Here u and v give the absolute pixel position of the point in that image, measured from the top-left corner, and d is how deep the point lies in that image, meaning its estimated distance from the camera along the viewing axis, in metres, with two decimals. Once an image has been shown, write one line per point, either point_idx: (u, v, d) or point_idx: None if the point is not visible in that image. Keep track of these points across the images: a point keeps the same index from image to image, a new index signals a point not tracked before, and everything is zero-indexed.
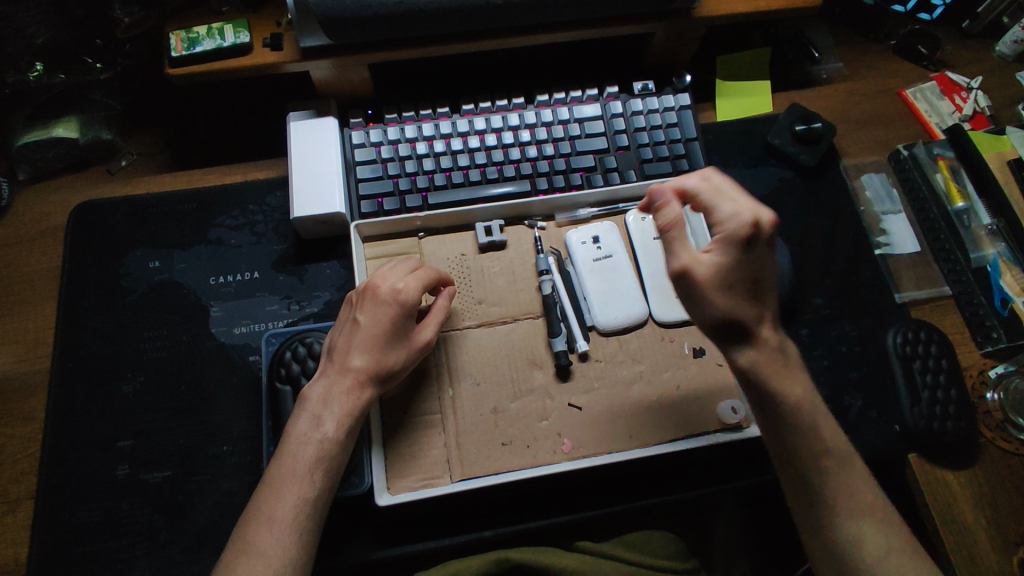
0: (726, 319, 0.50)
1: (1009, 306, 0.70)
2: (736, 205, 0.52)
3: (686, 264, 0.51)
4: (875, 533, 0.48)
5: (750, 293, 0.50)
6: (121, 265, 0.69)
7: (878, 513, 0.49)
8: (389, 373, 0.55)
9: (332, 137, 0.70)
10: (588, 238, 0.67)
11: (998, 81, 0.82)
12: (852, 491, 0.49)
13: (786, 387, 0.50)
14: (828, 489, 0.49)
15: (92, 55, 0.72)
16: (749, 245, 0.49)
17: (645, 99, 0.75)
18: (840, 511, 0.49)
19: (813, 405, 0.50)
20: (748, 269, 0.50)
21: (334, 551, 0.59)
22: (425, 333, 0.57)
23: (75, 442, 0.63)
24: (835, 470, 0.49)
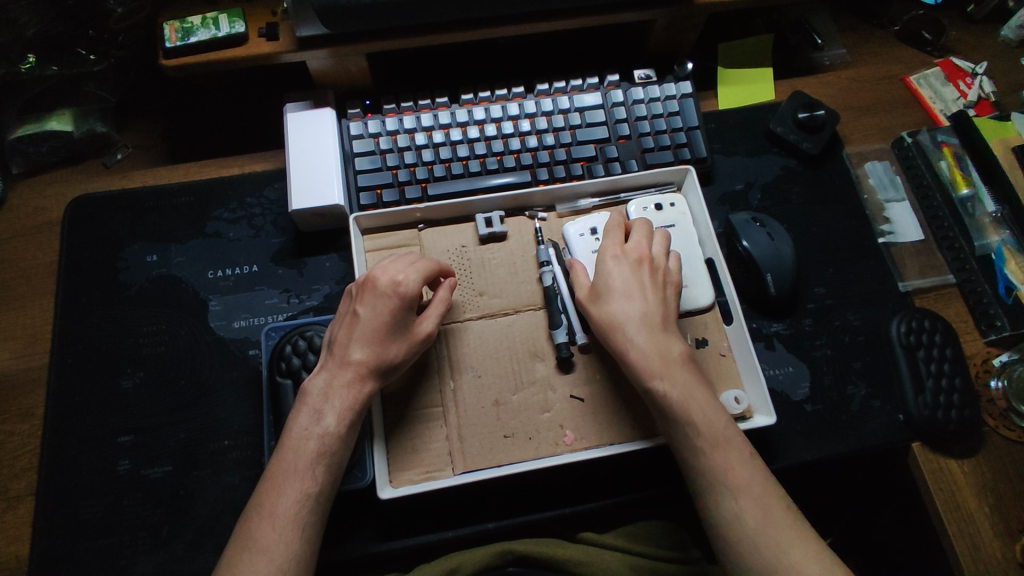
0: (604, 326, 0.56)
1: (1013, 294, 0.70)
2: (636, 239, 0.61)
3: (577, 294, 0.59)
4: (752, 509, 0.50)
5: (623, 301, 0.57)
6: (118, 260, 0.69)
7: (755, 490, 0.51)
8: (391, 366, 0.55)
9: (329, 128, 0.69)
10: (586, 229, 0.66)
11: (1003, 67, 0.81)
12: (728, 470, 0.52)
13: (660, 381, 0.54)
14: (705, 468, 0.52)
15: (84, 47, 0.71)
16: (628, 266, 0.59)
17: (646, 88, 0.74)
18: (718, 487, 0.52)
19: (687, 397, 0.54)
20: (627, 287, 0.57)
21: (337, 545, 0.59)
22: (427, 325, 0.57)
23: (75, 438, 0.62)
24: (709, 452, 0.52)
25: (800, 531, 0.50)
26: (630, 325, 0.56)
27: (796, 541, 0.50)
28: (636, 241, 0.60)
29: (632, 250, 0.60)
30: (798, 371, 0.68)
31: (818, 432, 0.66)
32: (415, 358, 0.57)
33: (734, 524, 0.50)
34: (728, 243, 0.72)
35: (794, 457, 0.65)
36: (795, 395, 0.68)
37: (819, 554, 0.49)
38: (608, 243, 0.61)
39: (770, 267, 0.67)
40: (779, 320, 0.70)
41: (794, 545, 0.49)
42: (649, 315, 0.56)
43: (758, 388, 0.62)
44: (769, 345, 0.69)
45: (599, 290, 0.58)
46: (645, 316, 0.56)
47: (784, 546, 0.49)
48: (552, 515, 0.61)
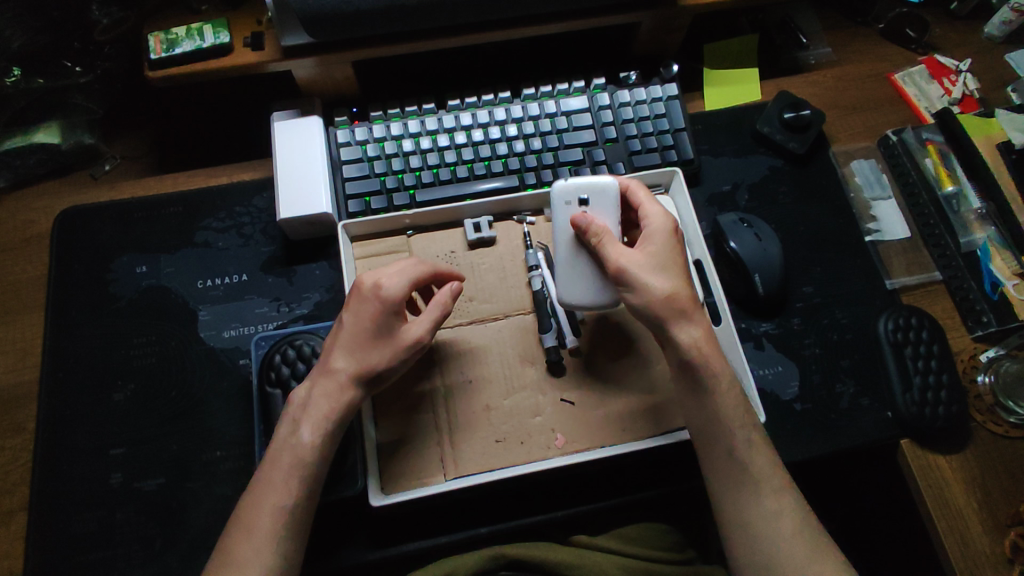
0: (659, 305, 0.54)
1: (999, 291, 0.70)
2: (656, 209, 0.59)
3: (622, 264, 0.55)
4: (788, 512, 0.53)
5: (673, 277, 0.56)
6: (107, 272, 0.69)
7: (784, 494, 0.53)
8: (377, 372, 0.54)
9: (317, 136, 0.69)
10: (574, 199, 0.60)
11: (987, 63, 0.82)
12: (761, 463, 0.54)
13: (713, 368, 0.54)
14: (749, 466, 0.54)
15: (71, 59, 0.70)
16: (660, 236, 0.57)
17: (632, 90, 0.74)
18: (756, 485, 0.53)
19: (730, 386, 0.55)
20: (669, 262, 0.56)
21: (331, 553, 0.60)
22: (418, 330, 0.55)
23: (67, 452, 0.62)
24: (752, 445, 0.54)
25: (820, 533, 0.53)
26: (687, 303, 0.54)
27: (818, 549, 0.52)
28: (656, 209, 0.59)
29: (656, 219, 0.58)
30: (788, 371, 0.69)
31: (808, 431, 0.67)
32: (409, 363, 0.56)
33: (773, 524, 0.52)
34: (716, 244, 0.72)
35: (784, 456, 0.65)
36: (785, 394, 0.68)
37: (841, 561, 0.52)
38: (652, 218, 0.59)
39: (758, 268, 0.68)
40: (767, 320, 0.71)
41: (817, 551, 0.52)
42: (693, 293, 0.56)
43: (746, 388, 0.62)
44: (758, 345, 0.70)
45: (641, 262, 0.55)
46: (691, 293, 0.56)
47: (811, 552, 0.51)
48: (544, 518, 0.62)
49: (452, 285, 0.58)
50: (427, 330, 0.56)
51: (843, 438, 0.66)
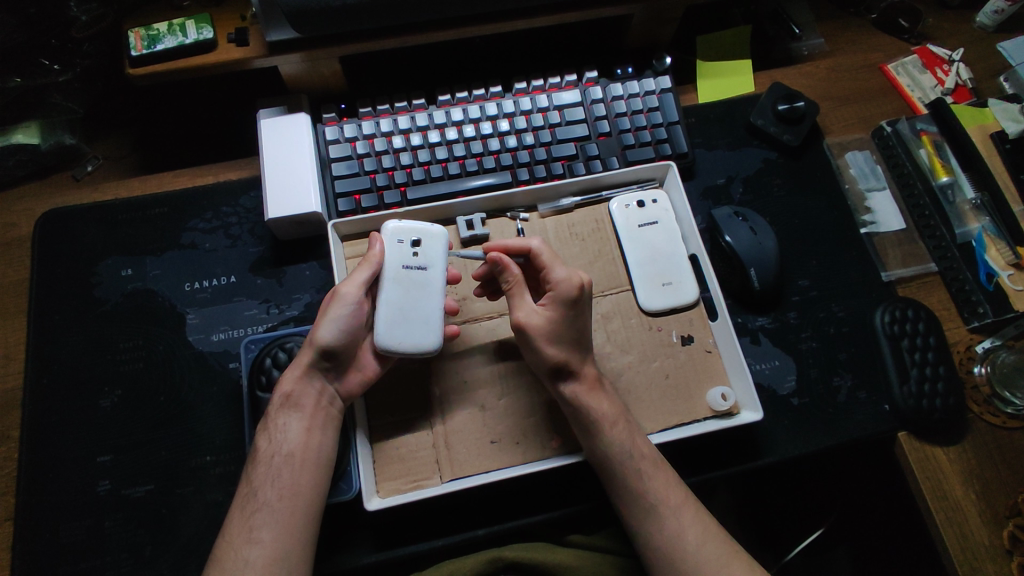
0: (547, 367, 0.56)
1: (995, 281, 0.70)
2: (563, 271, 0.57)
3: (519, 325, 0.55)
4: (694, 526, 0.54)
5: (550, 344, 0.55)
6: (91, 275, 0.67)
7: (692, 505, 0.55)
8: (325, 337, 0.55)
9: (304, 133, 0.67)
10: (407, 239, 0.58)
11: (979, 52, 0.81)
12: (667, 489, 0.55)
13: (598, 408, 0.56)
14: (650, 491, 0.54)
15: (48, 56, 0.68)
16: (564, 303, 0.56)
17: (624, 84, 0.73)
18: (661, 509, 0.54)
19: (623, 423, 0.56)
20: (557, 329, 0.56)
21: (327, 557, 0.59)
22: (346, 283, 0.56)
23: (52, 460, 0.61)
24: (651, 472, 0.55)
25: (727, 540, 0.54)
26: (544, 372, 0.56)
27: (727, 554, 0.53)
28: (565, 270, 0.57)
29: (560, 284, 0.56)
30: (785, 365, 0.68)
31: (805, 424, 0.66)
32: (355, 318, 0.56)
33: (681, 541, 0.53)
34: (712, 238, 0.71)
35: (782, 451, 0.65)
36: (782, 388, 0.68)
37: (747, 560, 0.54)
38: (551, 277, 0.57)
39: (754, 262, 0.67)
40: (763, 314, 0.70)
41: (728, 554, 0.53)
42: (565, 357, 0.56)
43: (744, 383, 0.61)
44: (754, 340, 0.69)
45: (539, 325, 0.55)
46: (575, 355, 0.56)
47: (722, 558, 0.53)
48: (543, 518, 0.61)
49: (376, 237, 0.58)
50: (359, 285, 0.56)
51: (841, 432, 0.66)
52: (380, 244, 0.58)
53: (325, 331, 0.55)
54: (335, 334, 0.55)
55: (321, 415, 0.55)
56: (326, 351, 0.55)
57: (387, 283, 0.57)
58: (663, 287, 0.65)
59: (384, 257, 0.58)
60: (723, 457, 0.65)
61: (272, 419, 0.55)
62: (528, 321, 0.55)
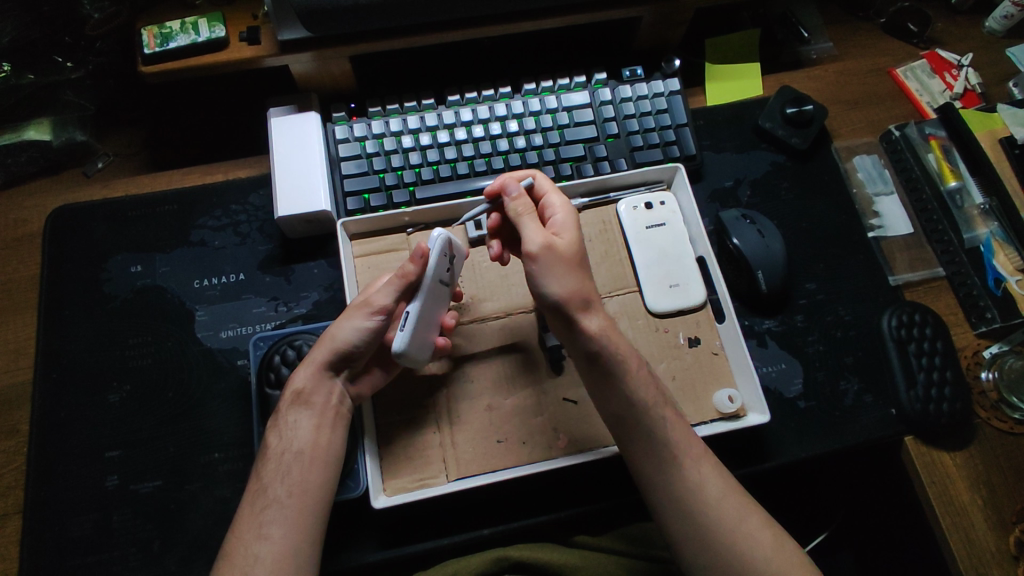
0: (571, 295, 0.53)
1: (1002, 286, 0.70)
2: (560, 198, 0.58)
3: (545, 244, 0.54)
4: (714, 479, 0.53)
5: (572, 267, 0.54)
6: (101, 271, 0.67)
7: (711, 461, 0.54)
8: (346, 342, 0.55)
9: (314, 132, 0.68)
10: (449, 252, 0.56)
11: (988, 57, 0.81)
12: (689, 440, 0.54)
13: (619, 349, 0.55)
14: (673, 442, 0.54)
15: (61, 53, 0.69)
16: (572, 228, 0.56)
17: (633, 85, 0.73)
18: (683, 459, 0.53)
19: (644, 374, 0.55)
20: (576, 251, 0.55)
21: (334, 555, 0.59)
22: (378, 296, 0.55)
23: (61, 455, 0.61)
24: (674, 421, 0.55)
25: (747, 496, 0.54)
26: (569, 304, 0.53)
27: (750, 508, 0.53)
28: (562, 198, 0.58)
29: (562, 209, 0.57)
30: (791, 368, 0.68)
31: (811, 427, 0.66)
32: (378, 329, 0.56)
33: (703, 492, 0.52)
34: (719, 241, 0.71)
35: (789, 454, 0.65)
36: (789, 391, 0.68)
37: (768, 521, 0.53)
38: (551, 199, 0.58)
39: (762, 264, 0.67)
40: (770, 317, 0.70)
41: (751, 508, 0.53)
42: (582, 288, 0.54)
43: (751, 386, 0.61)
44: (761, 343, 0.69)
45: (563, 245, 0.54)
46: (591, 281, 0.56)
47: (744, 513, 0.52)
48: (550, 518, 0.61)
49: (421, 249, 0.54)
50: (392, 296, 0.55)
51: (848, 436, 0.66)
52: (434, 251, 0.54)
53: (346, 335, 0.55)
54: (355, 341, 0.56)
55: (331, 414, 0.56)
56: (344, 356, 0.56)
57: (428, 292, 0.53)
58: (670, 289, 0.65)
59: (424, 268, 0.55)
60: (729, 459, 0.65)
61: (283, 415, 0.55)
62: (551, 242, 0.54)
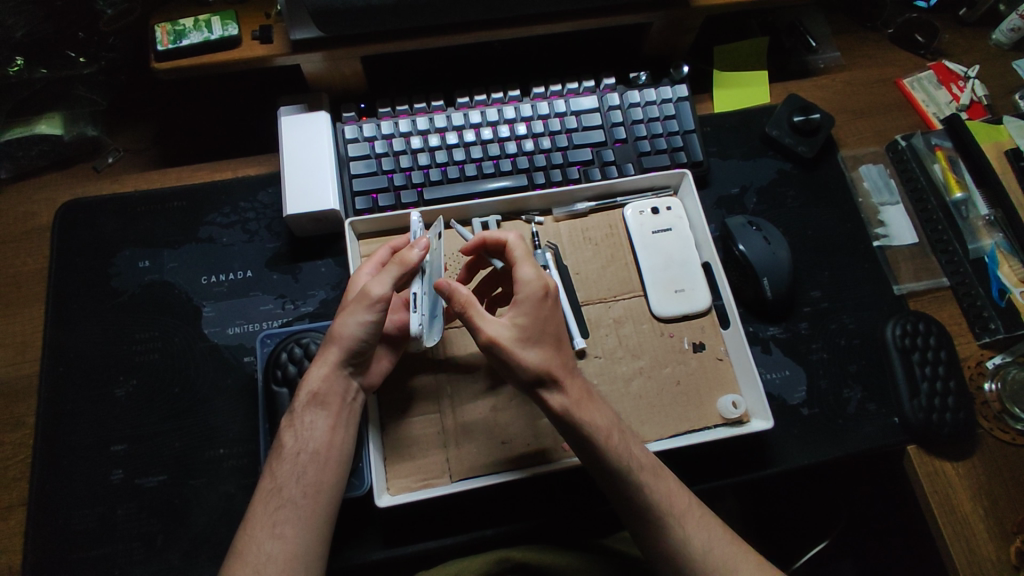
0: (529, 382, 0.52)
1: (1007, 297, 0.70)
2: (529, 270, 0.54)
3: (494, 336, 0.51)
4: (700, 531, 0.53)
5: (528, 352, 0.51)
6: (110, 265, 0.68)
7: (696, 512, 0.54)
8: (351, 335, 0.55)
9: (324, 131, 0.68)
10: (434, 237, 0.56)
11: (995, 69, 0.82)
12: (671, 497, 0.53)
13: (594, 423, 0.52)
14: (654, 503, 0.52)
15: (74, 49, 0.70)
16: (532, 308, 0.52)
17: (642, 91, 0.73)
18: (666, 520, 0.52)
19: (623, 436, 0.53)
20: (532, 334, 0.52)
21: (338, 553, 0.59)
22: (378, 288, 0.54)
23: (66, 447, 0.61)
24: (652, 482, 0.53)
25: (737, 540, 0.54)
26: (533, 389, 0.52)
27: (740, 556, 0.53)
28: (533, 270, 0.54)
29: (525, 285, 0.53)
30: (795, 375, 0.69)
31: (814, 434, 0.66)
32: (381, 320, 0.56)
33: (688, 550, 0.52)
34: (725, 247, 0.71)
35: (791, 461, 0.65)
36: (792, 398, 0.68)
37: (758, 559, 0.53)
38: (521, 272, 0.54)
39: (767, 272, 0.68)
40: (775, 324, 0.71)
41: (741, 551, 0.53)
42: (550, 369, 0.52)
43: (755, 392, 0.61)
44: (765, 349, 0.70)
45: (511, 336, 0.51)
46: (556, 363, 0.52)
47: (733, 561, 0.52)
48: (551, 520, 0.61)
49: (422, 240, 0.55)
50: (385, 286, 0.54)
51: (850, 443, 0.66)
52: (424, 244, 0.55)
53: (350, 329, 0.55)
54: (362, 336, 0.55)
55: (346, 414, 0.56)
56: (354, 351, 0.55)
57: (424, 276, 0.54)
58: (676, 294, 0.65)
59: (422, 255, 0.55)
60: (732, 465, 0.65)
61: (299, 416, 0.55)
62: (498, 336, 0.51)
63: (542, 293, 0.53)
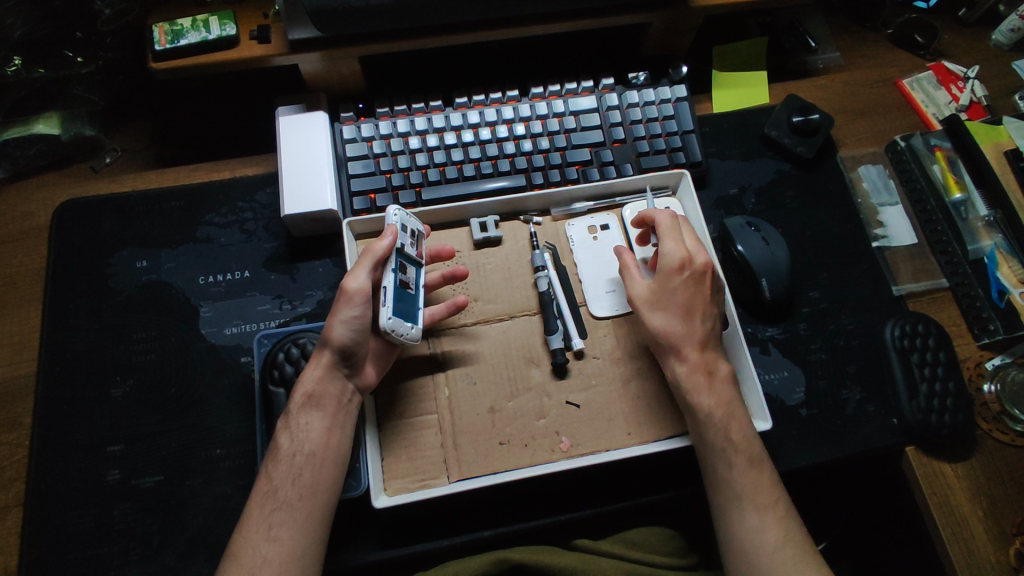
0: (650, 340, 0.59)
1: (1006, 298, 0.70)
2: (673, 244, 0.59)
3: (632, 296, 0.60)
4: (774, 528, 0.53)
5: (667, 316, 0.58)
6: (107, 265, 0.68)
7: (778, 510, 0.54)
8: (339, 337, 0.55)
9: (322, 131, 0.68)
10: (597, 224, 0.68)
11: (994, 70, 0.82)
12: (757, 488, 0.54)
13: (706, 398, 0.56)
14: (737, 485, 0.54)
15: (72, 49, 0.70)
16: (666, 278, 0.59)
17: (641, 91, 0.73)
18: (745, 503, 0.54)
19: (729, 415, 0.56)
20: (660, 300, 0.59)
21: (335, 554, 0.59)
22: (354, 282, 0.55)
23: (63, 448, 0.61)
24: (744, 468, 0.54)
25: (811, 556, 0.52)
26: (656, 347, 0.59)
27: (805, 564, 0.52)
28: (678, 245, 0.60)
29: (666, 258, 0.59)
30: (794, 376, 0.69)
31: (812, 435, 0.66)
32: (366, 315, 0.56)
33: (757, 538, 0.52)
34: (723, 247, 0.71)
35: (790, 462, 0.65)
36: (791, 399, 0.68)
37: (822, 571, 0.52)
38: (665, 246, 0.60)
39: (766, 273, 0.67)
40: (773, 324, 0.70)
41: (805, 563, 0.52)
42: (674, 335, 0.58)
43: (753, 393, 0.61)
44: (764, 350, 0.69)
45: (641, 297, 0.59)
46: (684, 332, 0.58)
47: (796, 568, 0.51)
48: (549, 521, 0.61)
49: (390, 228, 0.57)
50: (360, 278, 0.55)
51: (849, 445, 0.66)
52: (390, 234, 0.57)
53: (337, 331, 0.55)
54: (349, 335, 0.55)
55: (342, 414, 0.56)
56: (344, 352, 0.56)
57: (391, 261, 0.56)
58: None
59: (388, 244, 0.56)
60: None
61: (294, 417, 0.55)
62: (634, 295, 0.60)
63: (673, 266, 0.58)
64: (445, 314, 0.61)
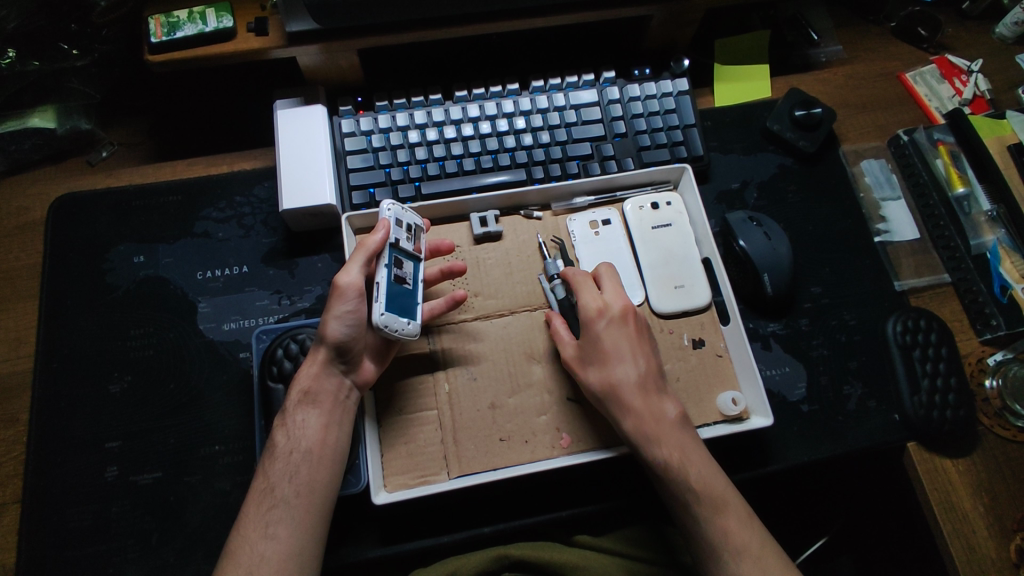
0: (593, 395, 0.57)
1: (1008, 293, 0.69)
2: (588, 297, 0.59)
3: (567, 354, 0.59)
4: (752, 572, 0.51)
5: (604, 367, 0.56)
6: (104, 261, 0.67)
7: (757, 556, 0.52)
8: (334, 333, 0.55)
9: (320, 124, 0.67)
10: (597, 220, 0.67)
11: (998, 63, 0.81)
12: (731, 535, 0.53)
13: (656, 453, 0.54)
14: (707, 536, 0.53)
15: (67, 41, 0.68)
16: (590, 332, 0.58)
17: (642, 84, 0.73)
18: (719, 552, 0.52)
19: (688, 458, 0.54)
20: (589, 354, 0.57)
21: (334, 550, 0.59)
22: (346, 278, 0.55)
23: (60, 444, 0.61)
24: (711, 517, 0.53)
25: None
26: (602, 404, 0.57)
27: None
28: (593, 295, 0.59)
29: (586, 312, 0.58)
30: (795, 372, 0.68)
31: (814, 431, 0.66)
32: (361, 310, 0.56)
33: None
34: (725, 243, 0.71)
35: (791, 459, 0.65)
36: (792, 395, 0.67)
37: None
38: (582, 298, 0.59)
39: (767, 267, 0.67)
40: (775, 320, 0.70)
41: None
42: (614, 386, 0.56)
43: (756, 389, 0.61)
44: (766, 346, 0.69)
45: (573, 356, 0.58)
46: (620, 380, 0.56)
47: None
48: (550, 518, 0.61)
49: (383, 223, 0.56)
50: (353, 274, 0.55)
51: (851, 440, 0.66)
52: (383, 230, 0.56)
53: (333, 327, 0.55)
54: (345, 330, 0.55)
55: (339, 411, 0.56)
56: (340, 350, 0.56)
57: (384, 257, 0.56)
58: (675, 290, 0.65)
59: (383, 238, 0.56)
60: (731, 462, 0.64)
61: (291, 414, 0.55)
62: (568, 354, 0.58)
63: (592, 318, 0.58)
64: (444, 309, 0.61)
